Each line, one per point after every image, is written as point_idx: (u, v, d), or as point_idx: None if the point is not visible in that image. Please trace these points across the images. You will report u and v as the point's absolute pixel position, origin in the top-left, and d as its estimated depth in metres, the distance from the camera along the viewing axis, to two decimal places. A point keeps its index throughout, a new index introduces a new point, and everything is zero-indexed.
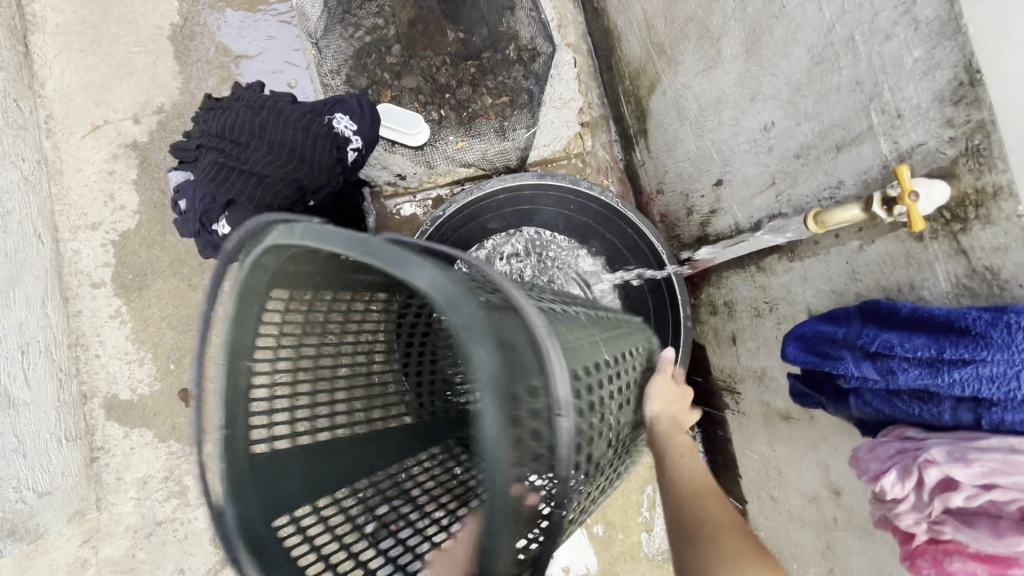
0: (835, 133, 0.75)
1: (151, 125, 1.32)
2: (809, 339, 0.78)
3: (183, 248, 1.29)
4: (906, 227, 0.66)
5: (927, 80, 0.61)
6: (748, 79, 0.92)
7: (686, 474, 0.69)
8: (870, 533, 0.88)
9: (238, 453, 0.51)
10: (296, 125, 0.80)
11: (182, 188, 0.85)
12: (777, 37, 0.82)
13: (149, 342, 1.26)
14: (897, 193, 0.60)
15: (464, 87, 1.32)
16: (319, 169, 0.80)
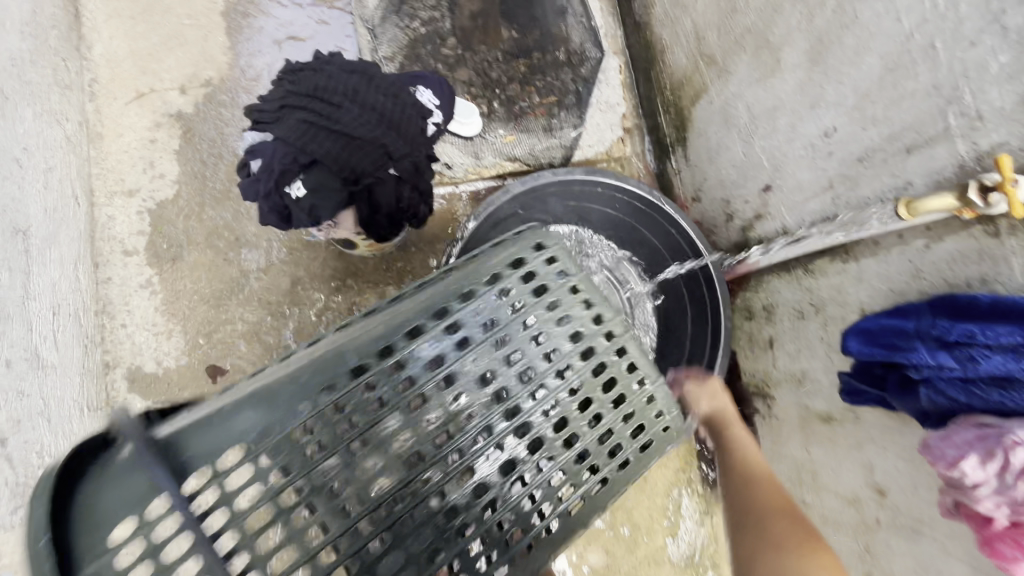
0: (906, 136, 0.79)
1: (197, 96, 1.31)
2: (873, 333, 0.82)
3: (221, 222, 1.27)
4: (985, 223, 0.70)
5: (1013, 84, 0.65)
6: (810, 86, 0.96)
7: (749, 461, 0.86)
8: (918, 532, 0.89)
9: None
10: (386, 91, 0.81)
11: (260, 147, 0.84)
12: (847, 46, 0.87)
13: (180, 315, 1.22)
14: (997, 180, 0.64)
15: (514, 84, 1.35)
16: (404, 135, 0.81)
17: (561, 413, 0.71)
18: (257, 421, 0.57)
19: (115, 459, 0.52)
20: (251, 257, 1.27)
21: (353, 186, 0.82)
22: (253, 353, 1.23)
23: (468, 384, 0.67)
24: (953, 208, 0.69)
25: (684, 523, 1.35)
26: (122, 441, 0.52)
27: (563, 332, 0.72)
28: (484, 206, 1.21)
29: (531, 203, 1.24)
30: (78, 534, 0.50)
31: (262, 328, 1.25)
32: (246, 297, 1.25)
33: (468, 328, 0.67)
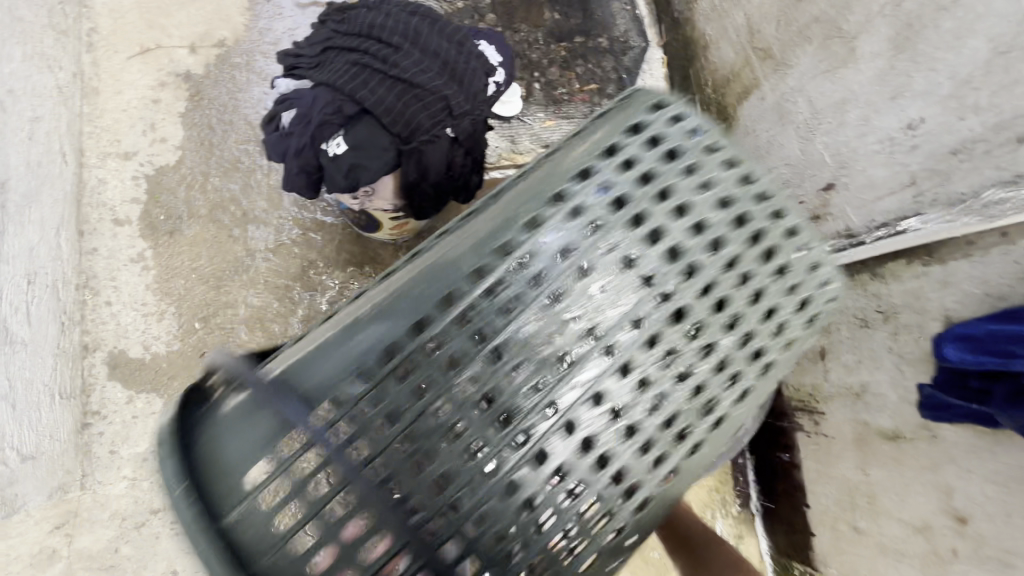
0: (1018, 124, 0.73)
1: (209, 57, 1.19)
2: (978, 340, 0.74)
3: (227, 195, 1.14)
4: None
5: None
6: (891, 76, 0.90)
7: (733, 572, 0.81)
8: (1009, 566, 0.80)
9: None
10: (450, 37, 0.71)
11: (297, 95, 0.73)
12: (944, 29, 0.80)
13: (174, 295, 1.08)
14: None
15: (555, 67, 1.27)
16: (466, 88, 0.71)
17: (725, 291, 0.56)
18: (373, 348, 0.48)
19: (219, 412, 0.48)
20: (258, 235, 1.14)
21: (402, 145, 0.71)
22: (255, 342, 1.10)
23: (597, 265, 0.52)
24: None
25: None
26: (228, 391, 0.48)
27: (705, 199, 0.56)
28: None
29: None
30: (206, 484, 0.45)
31: (267, 314, 1.11)
32: (250, 280, 1.12)
33: (589, 205, 0.53)
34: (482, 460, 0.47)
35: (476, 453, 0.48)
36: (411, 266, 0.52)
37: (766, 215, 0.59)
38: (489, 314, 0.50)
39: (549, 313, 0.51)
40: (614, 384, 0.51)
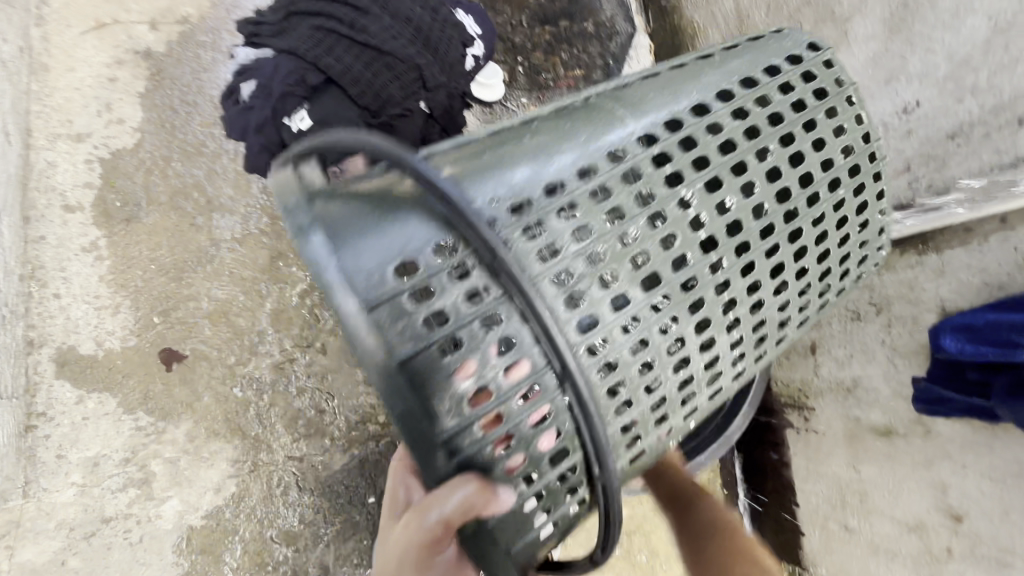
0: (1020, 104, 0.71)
1: (171, 34, 1.11)
2: (977, 330, 0.70)
3: (191, 181, 1.07)
4: None
5: None
6: (886, 58, 0.87)
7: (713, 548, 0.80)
8: (1005, 565, 0.78)
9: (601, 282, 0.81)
10: (425, 4, 0.65)
11: (257, 66, 0.67)
12: (941, 8, 0.78)
13: (131, 287, 1.01)
14: None
15: (539, 51, 1.22)
16: (442, 60, 0.66)
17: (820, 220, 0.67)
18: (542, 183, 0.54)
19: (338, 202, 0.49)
20: (223, 223, 1.07)
21: (371, 119, 0.65)
22: (219, 338, 1.03)
23: (735, 162, 0.61)
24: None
25: None
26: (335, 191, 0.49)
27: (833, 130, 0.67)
28: None
29: None
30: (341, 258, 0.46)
31: (232, 308, 1.05)
32: (214, 272, 1.05)
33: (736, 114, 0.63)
34: (629, 305, 0.54)
35: (622, 299, 0.54)
36: (587, 129, 0.59)
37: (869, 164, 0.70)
38: (656, 182, 0.57)
39: (698, 194, 0.58)
40: (738, 271, 0.61)
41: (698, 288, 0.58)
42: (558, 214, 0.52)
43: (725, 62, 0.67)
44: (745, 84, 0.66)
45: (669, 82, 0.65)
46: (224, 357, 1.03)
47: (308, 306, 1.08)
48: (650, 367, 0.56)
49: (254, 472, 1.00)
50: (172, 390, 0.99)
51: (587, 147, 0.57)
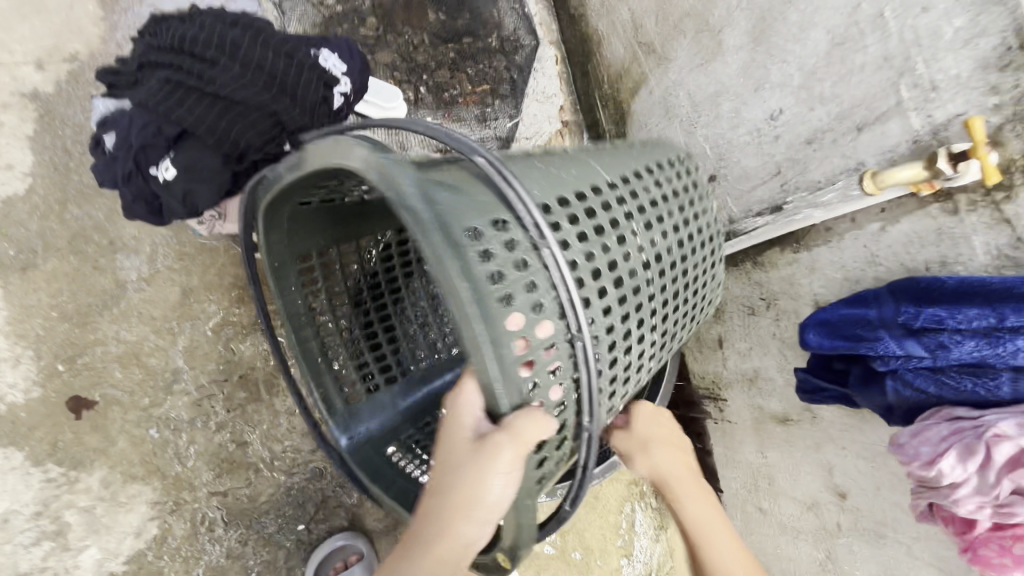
0: (856, 113, 0.75)
1: (59, 73, 1.09)
2: (834, 325, 0.74)
3: (90, 223, 1.05)
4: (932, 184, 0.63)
5: (968, 49, 0.60)
6: (753, 68, 0.92)
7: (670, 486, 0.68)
8: (881, 536, 0.85)
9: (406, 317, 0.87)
10: (278, 50, 0.66)
11: (114, 119, 0.67)
12: (791, 22, 0.83)
13: (31, 336, 0.99)
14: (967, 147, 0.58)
15: (443, 69, 1.24)
16: (299, 104, 0.67)
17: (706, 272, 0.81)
18: (545, 189, 0.61)
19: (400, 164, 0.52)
20: (128, 264, 1.05)
21: (236, 166, 0.66)
22: (131, 381, 1.02)
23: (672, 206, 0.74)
24: (917, 180, 0.63)
25: (639, 541, 1.26)
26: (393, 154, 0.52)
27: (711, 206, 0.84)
28: None
29: None
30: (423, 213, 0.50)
31: (143, 349, 1.04)
32: (121, 314, 1.04)
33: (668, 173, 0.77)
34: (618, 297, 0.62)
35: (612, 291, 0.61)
36: (555, 162, 0.67)
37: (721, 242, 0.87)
38: (624, 213, 0.66)
39: (650, 228, 0.69)
40: (667, 297, 0.71)
41: (645, 299, 0.67)
42: (567, 221, 0.60)
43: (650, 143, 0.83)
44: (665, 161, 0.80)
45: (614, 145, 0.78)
46: (137, 400, 1.02)
47: (223, 341, 1.08)
48: (619, 358, 0.64)
49: (176, 511, 1.01)
50: (83, 437, 0.99)
51: (575, 176, 0.65)
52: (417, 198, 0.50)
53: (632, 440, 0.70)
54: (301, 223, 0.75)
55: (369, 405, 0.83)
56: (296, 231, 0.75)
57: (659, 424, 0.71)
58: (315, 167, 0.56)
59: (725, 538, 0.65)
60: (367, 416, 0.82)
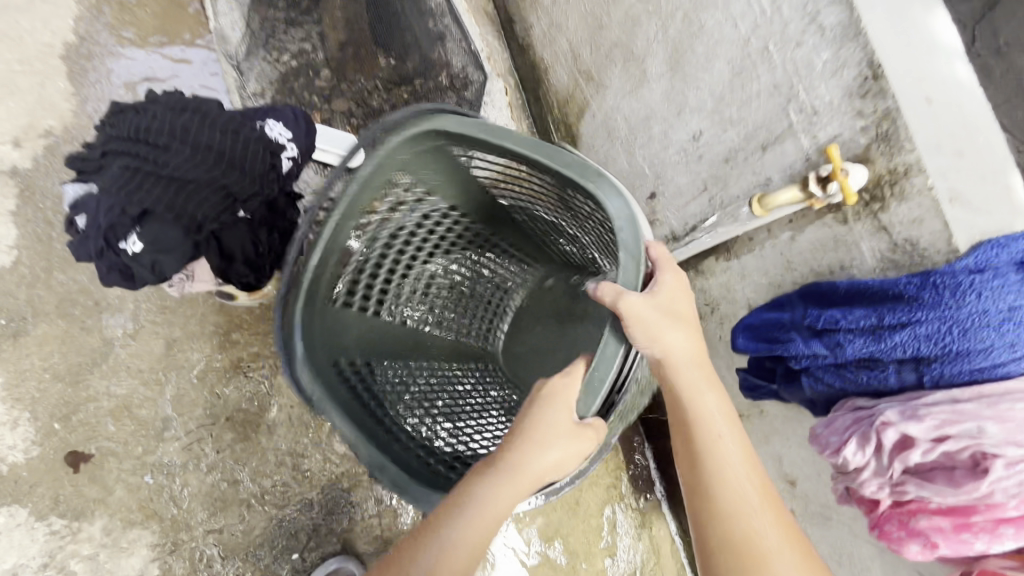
0: (760, 134, 0.82)
1: (36, 149, 1.16)
2: (757, 328, 0.80)
3: (74, 287, 1.12)
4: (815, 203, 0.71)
5: (836, 79, 0.68)
6: (674, 94, 0.99)
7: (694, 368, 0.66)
8: (827, 518, 0.91)
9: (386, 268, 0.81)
10: (223, 129, 0.74)
11: (83, 203, 0.74)
12: (699, 53, 0.90)
13: (27, 399, 1.06)
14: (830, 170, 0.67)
15: (398, 111, 1.30)
16: (248, 175, 0.74)
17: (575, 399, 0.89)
18: None
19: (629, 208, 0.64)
20: (114, 322, 1.12)
21: (197, 236, 0.74)
22: (124, 432, 1.09)
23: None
24: (801, 200, 0.72)
25: (621, 541, 1.32)
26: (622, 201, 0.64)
27: None
28: None
29: None
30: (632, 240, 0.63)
31: (133, 401, 1.11)
32: (110, 369, 1.11)
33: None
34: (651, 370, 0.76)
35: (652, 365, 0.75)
36: None
37: None
38: None
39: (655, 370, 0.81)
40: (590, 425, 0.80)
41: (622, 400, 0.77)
42: None
43: None
44: None
45: None
46: (131, 450, 1.09)
47: (208, 387, 1.14)
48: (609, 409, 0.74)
49: (175, 550, 1.07)
50: (83, 489, 1.05)
51: None
52: (625, 218, 0.62)
53: (657, 308, 0.61)
54: (436, 163, 0.74)
55: (333, 326, 0.74)
56: (418, 164, 0.72)
57: (682, 294, 0.65)
58: (513, 143, 0.65)
59: (724, 426, 0.65)
60: (323, 332, 0.71)
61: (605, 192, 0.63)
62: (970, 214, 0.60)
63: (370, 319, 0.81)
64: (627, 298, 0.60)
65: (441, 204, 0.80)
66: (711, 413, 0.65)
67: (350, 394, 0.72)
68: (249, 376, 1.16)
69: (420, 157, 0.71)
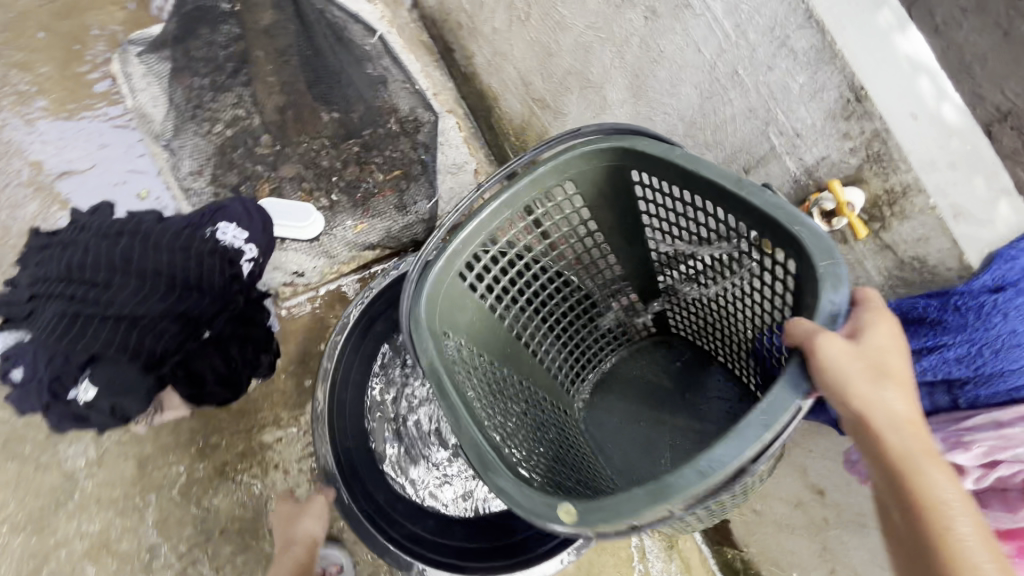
0: (739, 158, 0.80)
1: None
2: None
3: (18, 423, 1.00)
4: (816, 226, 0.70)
5: (815, 101, 0.66)
6: (640, 119, 0.96)
7: (912, 439, 0.48)
8: (864, 525, 0.90)
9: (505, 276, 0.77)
10: (173, 248, 0.72)
11: (16, 355, 0.65)
12: (661, 79, 0.87)
13: None
14: (835, 206, 0.66)
15: (351, 167, 1.20)
16: (208, 294, 0.73)
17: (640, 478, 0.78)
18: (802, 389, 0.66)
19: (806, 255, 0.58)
20: (74, 452, 1.01)
21: (160, 369, 0.69)
22: (107, 571, 0.98)
23: (738, 406, 0.83)
24: None
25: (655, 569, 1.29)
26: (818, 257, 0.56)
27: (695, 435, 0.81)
28: (352, 309, 1.10)
29: (364, 343, 1.11)
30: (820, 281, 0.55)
31: (112, 535, 1.00)
32: (78, 506, 0.99)
33: (715, 399, 0.84)
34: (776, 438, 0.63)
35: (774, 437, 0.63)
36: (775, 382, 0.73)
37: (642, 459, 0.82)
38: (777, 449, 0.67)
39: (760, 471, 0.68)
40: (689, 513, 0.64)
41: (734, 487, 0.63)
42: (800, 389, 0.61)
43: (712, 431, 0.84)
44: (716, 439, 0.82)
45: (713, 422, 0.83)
46: None
47: (193, 502, 1.04)
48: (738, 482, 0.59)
49: None
50: None
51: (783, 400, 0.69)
52: (833, 276, 0.55)
53: (860, 359, 0.49)
54: (607, 183, 0.75)
55: (454, 306, 0.72)
56: (589, 180, 0.74)
57: (887, 343, 0.51)
58: (712, 172, 0.64)
59: (967, 514, 0.46)
60: (443, 310, 0.71)
61: (809, 237, 0.57)
62: (975, 227, 0.58)
63: (484, 312, 0.75)
64: (825, 338, 0.50)
65: (583, 215, 0.78)
66: (946, 494, 0.46)
67: (461, 375, 0.67)
68: (237, 480, 1.06)
69: (595, 173, 0.74)
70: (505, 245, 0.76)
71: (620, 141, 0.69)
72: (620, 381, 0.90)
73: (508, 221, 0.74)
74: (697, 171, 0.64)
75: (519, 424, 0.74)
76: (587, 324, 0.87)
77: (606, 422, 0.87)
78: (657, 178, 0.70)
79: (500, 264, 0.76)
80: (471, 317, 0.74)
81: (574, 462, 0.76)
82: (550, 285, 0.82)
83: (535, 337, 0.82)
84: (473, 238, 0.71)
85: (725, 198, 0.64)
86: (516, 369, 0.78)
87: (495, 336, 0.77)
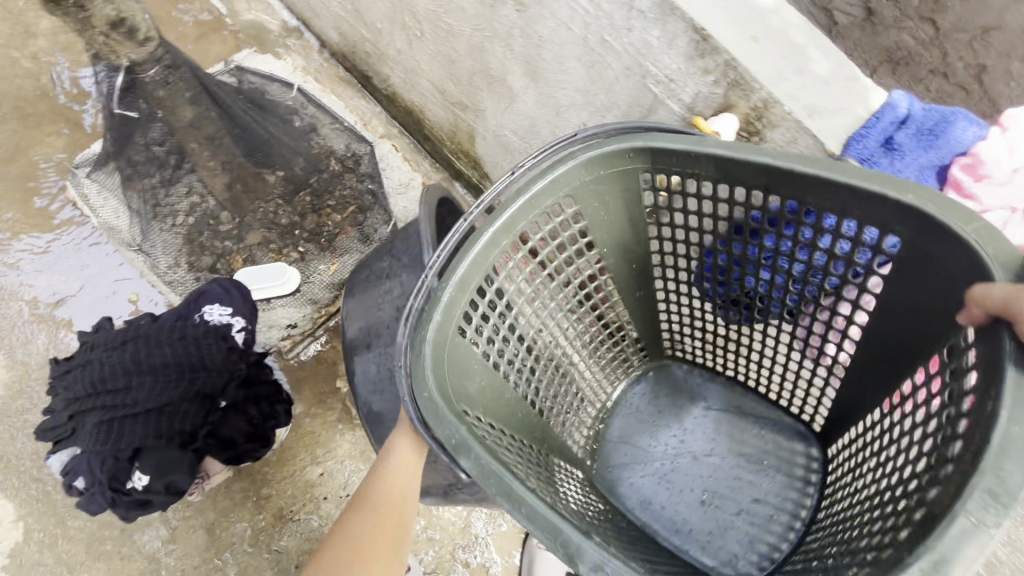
0: (635, 111, 0.87)
1: None
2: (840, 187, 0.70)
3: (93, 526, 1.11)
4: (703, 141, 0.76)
5: (674, 48, 0.74)
6: (545, 98, 1.03)
7: None
8: None
9: (515, 328, 0.74)
10: (172, 339, 0.85)
11: (74, 468, 0.80)
12: (549, 59, 0.94)
13: None
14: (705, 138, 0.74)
15: (309, 216, 1.30)
16: (213, 368, 0.86)
17: (719, 527, 0.81)
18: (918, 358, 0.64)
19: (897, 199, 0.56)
20: (147, 536, 1.13)
21: (192, 444, 0.84)
22: None
23: (758, 411, 0.87)
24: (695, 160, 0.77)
25: None
26: (961, 220, 0.54)
27: (745, 466, 0.84)
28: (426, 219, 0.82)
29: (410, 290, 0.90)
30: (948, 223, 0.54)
31: None
32: None
33: (741, 406, 0.87)
34: (899, 444, 0.62)
35: (901, 423, 0.64)
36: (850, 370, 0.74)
37: (697, 499, 0.83)
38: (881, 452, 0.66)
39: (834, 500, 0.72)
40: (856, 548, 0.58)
41: (887, 496, 0.59)
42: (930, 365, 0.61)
43: (766, 438, 0.85)
44: (773, 450, 0.84)
45: (762, 424, 0.85)
46: None
47: (264, 548, 1.16)
48: (910, 492, 0.54)
49: None
50: None
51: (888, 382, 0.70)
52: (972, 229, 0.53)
53: None
54: (612, 190, 0.72)
55: (463, 374, 0.67)
56: (591, 193, 0.71)
57: None
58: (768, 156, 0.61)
59: None
60: (453, 375, 0.65)
61: (928, 200, 0.55)
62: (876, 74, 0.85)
63: (496, 372, 0.71)
64: None
65: (579, 225, 0.73)
66: None
67: (505, 455, 0.63)
68: (296, 519, 1.18)
69: (602, 183, 0.71)
70: (512, 282, 0.71)
71: (635, 142, 0.66)
72: (626, 415, 0.90)
73: (503, 256, 0.69)
74: (751, 161, 0.61)
75: (581, 511, 0.69)
76: (598, 350, 0.86)
77: (615, 476, 0.86)
78: (687, 176, 0.67)
79: (501, 310, 0.71)
80: (487, 377, 0.70)
81: (643, 549, 0.72)
82: (562, 332, 0.80)
83: (546, 380, 0.79)
84: (474, 283, 0.66)
85: (777, 168, 0.61)
86: (532, 438, 0.74)
87: (511, 386, 0.73)
